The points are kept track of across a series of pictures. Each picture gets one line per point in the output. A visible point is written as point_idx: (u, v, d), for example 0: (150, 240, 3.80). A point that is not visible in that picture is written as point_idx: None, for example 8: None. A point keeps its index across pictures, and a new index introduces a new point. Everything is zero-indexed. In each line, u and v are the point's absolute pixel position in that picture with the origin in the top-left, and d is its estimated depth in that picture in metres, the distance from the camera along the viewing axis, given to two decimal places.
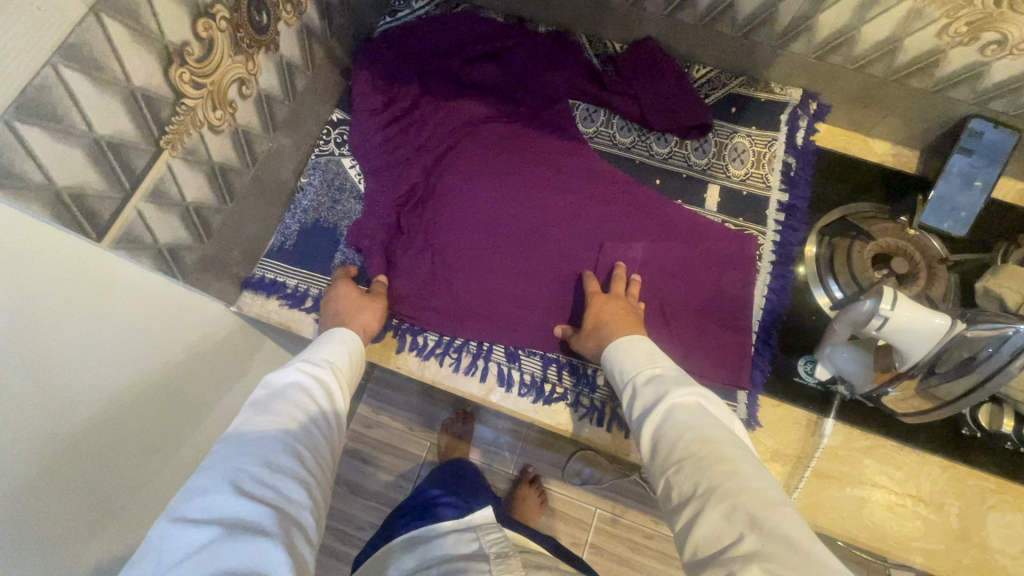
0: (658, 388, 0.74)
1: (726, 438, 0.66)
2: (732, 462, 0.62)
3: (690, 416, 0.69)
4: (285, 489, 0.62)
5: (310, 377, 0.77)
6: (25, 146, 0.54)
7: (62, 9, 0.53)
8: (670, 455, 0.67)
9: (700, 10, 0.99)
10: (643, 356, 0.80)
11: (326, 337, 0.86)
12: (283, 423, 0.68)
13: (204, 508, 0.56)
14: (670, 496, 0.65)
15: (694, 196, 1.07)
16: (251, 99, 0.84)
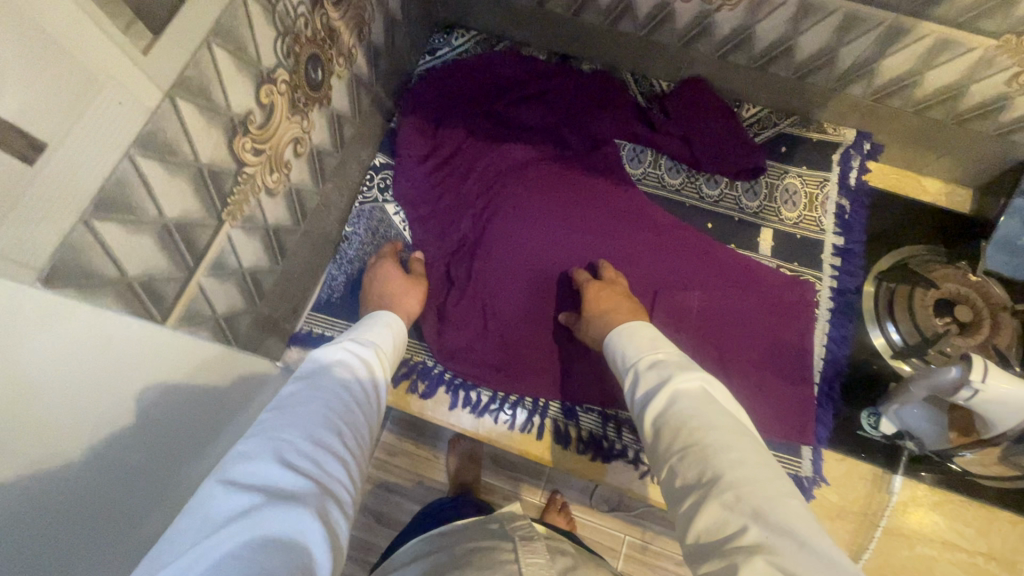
0: (660, 372, 0.70)
1: (730, 426, 0.60)
2: (738, 449, 0.57)
3: (695, 401, 0.64)
4: (331, 464, 0.56)
5: (355, 357, 0.72)
6: (101, 243, 0.51)
7: (142, 100, 0.50)
8: (673, 442, 0.62)
9: (756, 52, 0.97)
10: (646, 341, 0.76)
11: (370, 319, 0.83)
12: (332, 395, 0.64)
13: (251, 471, 0.51)
14: (674, 483, 0.59)
15: (747, 241, 1.05)
16: (305, 157, 0.81)
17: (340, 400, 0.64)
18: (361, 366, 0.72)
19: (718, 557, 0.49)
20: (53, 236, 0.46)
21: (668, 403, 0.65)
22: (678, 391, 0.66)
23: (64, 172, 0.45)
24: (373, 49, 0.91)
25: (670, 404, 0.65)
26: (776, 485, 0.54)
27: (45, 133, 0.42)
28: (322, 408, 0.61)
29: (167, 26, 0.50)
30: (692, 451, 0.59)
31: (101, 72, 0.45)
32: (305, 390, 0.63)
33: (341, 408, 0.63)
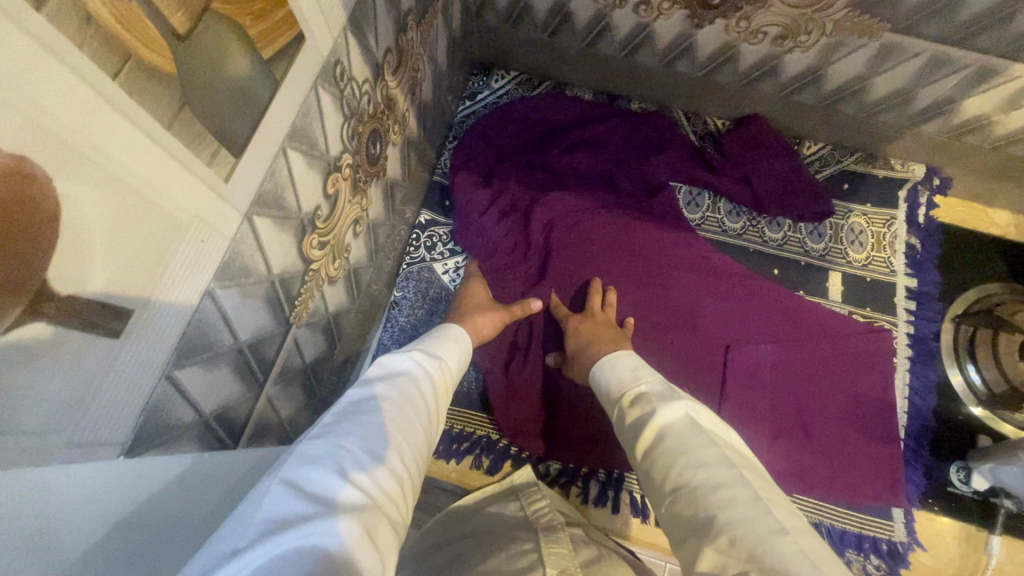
0: (642, 407, 0.63)
1: (715, 457, 0.52)
2: (726, 484, 0.49)
3: (677, 434, 0.57)
4: (386, 480, 0.47)
5: (421, 369, 0.65)
6: (182, 391, 0.45)
7: (224, 229, 0.44)
8: (662, 482, 0.55)
9: (825, 91, 0.92)
10: (627, 372, 0.70)
11: (439, 331, 0.76)
12: (398, 402, 0.56)
13: (306, 473, 0.43)
14: (672, 526, 0.51)
15: (816, 287, 1.00)
16: (362, 234, 0.75)
17: (404, 410, 0.56)
18: (427, 376, 0.64)
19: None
20: (137, 403, 0.40)
21: (654, 440, 0.58)
22: (662, 426, 0.59)
23: (151, 336, 0.39)
24: (423, 107, 0.85)
25: (655, 441, 0.58)
26: (767, 520, 0.45)
27: (130, 300, 0.36)
28: (384, 413, 0.53)
29: (250, 143, 0.44)
30: (682, 493, 0.52)
31: (187, 214, 0.39)
32: (372, 394, 0.56)
33: (405, 422, 0.54)
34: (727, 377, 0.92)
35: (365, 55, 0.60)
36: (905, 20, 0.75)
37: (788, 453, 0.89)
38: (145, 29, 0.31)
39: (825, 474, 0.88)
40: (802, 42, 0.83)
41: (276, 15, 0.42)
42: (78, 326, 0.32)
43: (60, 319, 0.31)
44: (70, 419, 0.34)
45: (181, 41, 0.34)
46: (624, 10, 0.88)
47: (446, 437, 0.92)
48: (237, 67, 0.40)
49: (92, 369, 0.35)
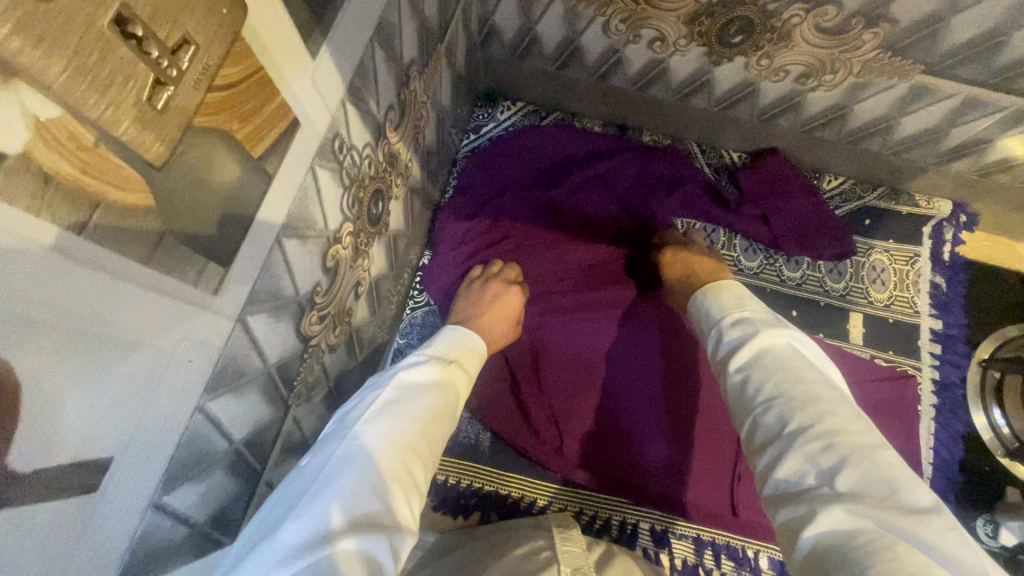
0: (747, 327, 0.58)
1: (818, 379, 0.50)
2: (827, 399, 0.47)
3: (783, 356, 0.53)
4: (409, 493, 0.48)
5: (450, 371, 0.63)
6: (171, 513, 0.42)
7: (214, 341, 0.40)
8: (755, 394, 0.51)
9: (848, 128, 0.88)
10: (731, 301, 0.63)
11: (458, 329, 0.72)
12: (423, 408, 0.55)
13: (340, 486, 0.44)
14: (753, 435, 0.49)
15: (836, 329, 0.96)
16: (364, 294, 0.72)
17: (430, 417, 0.55)
18: (452, 375, 0.63)
19: (795, 507, 0.42)
20: (121, 542, 0.37)
21: (753, 358, 0.54)
22: (767, 347, 0.54)
23: (126, 471, 0.35)
24: (426, 151, 0.81)
25: (756, 358, 0.54)
26: (863, 434, 0.44)
27: (106, 446, 0.33)
28: (413, 421, 0.53)
29: (241, 247, 0.40)
30: (779, 400, 0.49)
31: (172, 339, 0.35)
32: (404, 397, 0.55)
33: (432, 431, 0.54)
34: None
35: (366, 119, 0.56)
36: (941, 62, 0.70)
37: None
38: (114, 168, 0.27)
39: None
40: (826, 80, 0.79)
41: (267, 110, 0.38)
42: (47, 496, 0.29)
43: (24, 498, 0.27)
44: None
45: (159, 168, 0.29)
46: (637, 45, 0.83)
47: (452, 492, 0.88)
48: (225, 174, 0.36)
49: (50, 528, 0.30)
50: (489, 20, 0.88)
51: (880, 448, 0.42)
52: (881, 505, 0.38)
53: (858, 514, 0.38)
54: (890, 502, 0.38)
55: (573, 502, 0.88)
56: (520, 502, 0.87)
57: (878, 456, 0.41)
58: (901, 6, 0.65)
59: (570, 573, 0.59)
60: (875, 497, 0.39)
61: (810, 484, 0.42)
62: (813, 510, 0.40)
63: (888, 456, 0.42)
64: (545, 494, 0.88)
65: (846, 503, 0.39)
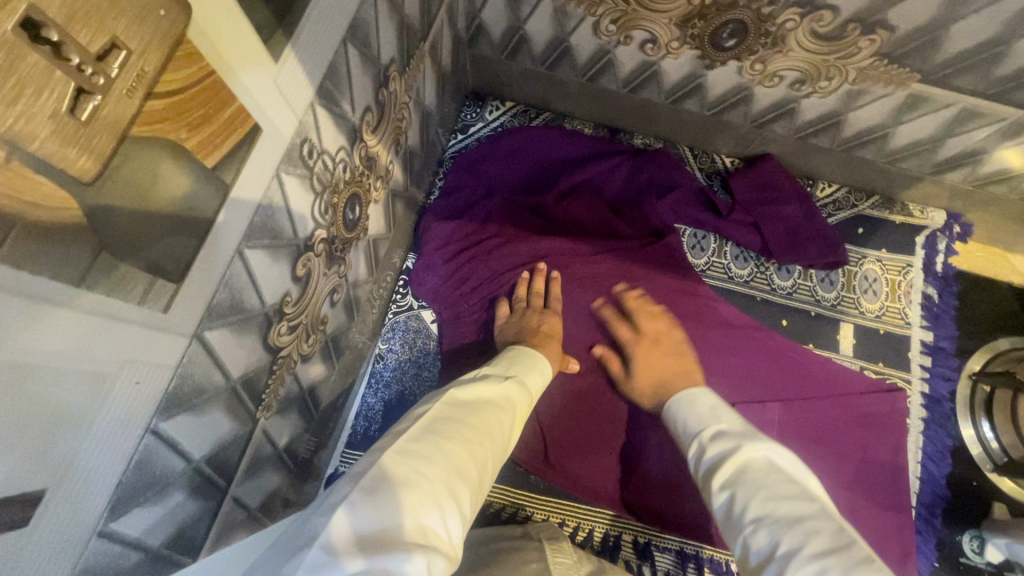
0: (725, 443, 0.58)
1: (798, 493, 0.49)
2: (811, 516, 0.46)
3: (761, 472, 0.52)
4: (453, 522, 0.41)
5: (506, 391, 0.59)
6: (121, 539, 0.40)
7: (166, 360, 0.38)
8: (740, 513, 0.50)
9: (842, 136, 0.86)
10: (707, 411, 0.64)
11: (520, 352, 0.72)
12: (471, 422, 0.50)
13: (375, 496, 0.38)
14: (746, 561, 0.48)
15: (826, 339, 0.95)
16: (340, 301, 0.70)
17: (481, 439, 0.49)
18: (510, 398, 0.58)
19: None
20: (60, 575, 0.34)
21: (733, 477, 0.54)
22: (743, 463, 0.54)
23: (66, 499, 0.33)
24: (409, 152, 0.79)
25: (735, 477, 0.53)
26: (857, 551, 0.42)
27: (39, 478, 0.30)
28: (460, 441, 0.47)
29: (194, 262, 0.37)
30: (765, 523, 0.48)
31: (116, 362, 0.33)
32: (453, 416, 0.50)
33: (483, 456, 0.48)
34: None
35: (339, 123, 0.53)
36: (938, 71, 0.68)
37: None
38: (33, 185, 0.24)
39: None
40: (821, 87, 0.77)
41: (223, 115, 0.36)
42: None
43: None
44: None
45: (90, 183, 0.27)
46: (628, 47, 0.81)
47: None
48: (172, 187, 0.33)
49: None
50: (477, 18, 0.85)
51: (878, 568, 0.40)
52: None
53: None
54: None
55: (556, 513, 0.86)
56: (501, 512, 0.86)
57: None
58: (899, 13, 0.63)
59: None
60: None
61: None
62: None
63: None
64: (524, 505, 0.87)
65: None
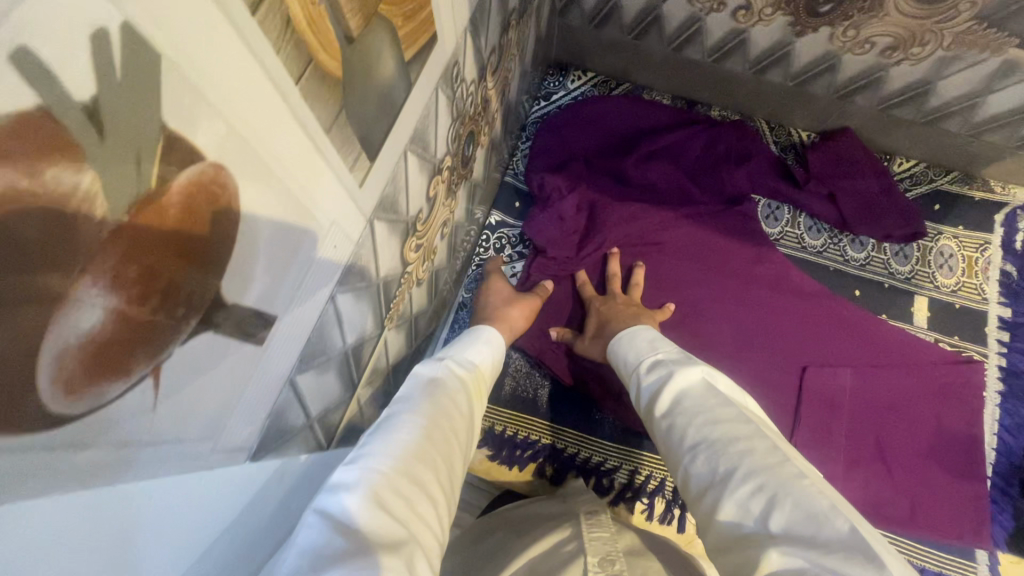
0: (661, 372, 0.63)
1: (734, 415, 0.53)
2: (744, 436, 0.50)
3: (698, 397, 0.56)
4: (426, 509, 0.45)
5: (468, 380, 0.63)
6: (299, 397, 0.44)
7: (352, 234, 0.43)
8: (681, 441, 0.54)
9: (927, 107, 0.87)
10: (645, 345, 0.70)
11: (477, 335, 0.73)
12: (444, 417, 0.54)
13: (341, 501, 0.42)
14: (688, 485, 0.51)
15: (900, 311, 0.95)
16: (446, 236, 0.75)
17: (443, 422, 0.53)
18: (460, 381, 0.61)
19: (738, 554, 0.43)
20: (264, 408, 0.39)
21: (672, 403, 0.58)
22: (679, 389, 0.59)
23: (284, 334, 0.38)
24: (507, 106, 0.84)
25: (675, 402, 0.58)
26: (787, 465, 0.46)
27: (274, 307, 0.35)
28: (421, 427, 0.51)
29: (382, 147, 0.42)
30: (702, 448, 0.51)
31: (329, 220, 0.38)
32: (405, 406, 0.53)
33: (453, 455, 0.52)
34: (802, 399, 0.89)
35: (476, 56, 0.58)
36: None
37: (867, 483, 0.85)
38: (323, 30, 0.30)
39: (905, 507, 0.84)
40: (913, 54, 0.79)
41: (421, 16, 0.41)
42: (233, 336, 0.32)
43: (223, 327, 0.30)
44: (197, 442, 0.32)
45: (350, 43, 0.33)
46: (720, 14, 0.85)
47: (510, 443, 0.91)
48: (385, 70, 0.38)
49: (233, 363, 0.33)
50: None
51: (802, 479, 0.45)
52: (810, 545, 0.40)
53: (790, 556, 0.40)
54: (814, 541, 0.40)
55: (628, 461, 0.89)
56: (576, 457, 0.90)
57: (801, 491, 0.43)
58: None
59: (596, 563, 0.57)
60: (804, 538, 0.40)
61: (749, 530, 0.44)
62: (758, 557, 0.41)
63: (810, 488, 0.44)
64: (598, 449, 0.90)
65: (780, 545, 0.41)
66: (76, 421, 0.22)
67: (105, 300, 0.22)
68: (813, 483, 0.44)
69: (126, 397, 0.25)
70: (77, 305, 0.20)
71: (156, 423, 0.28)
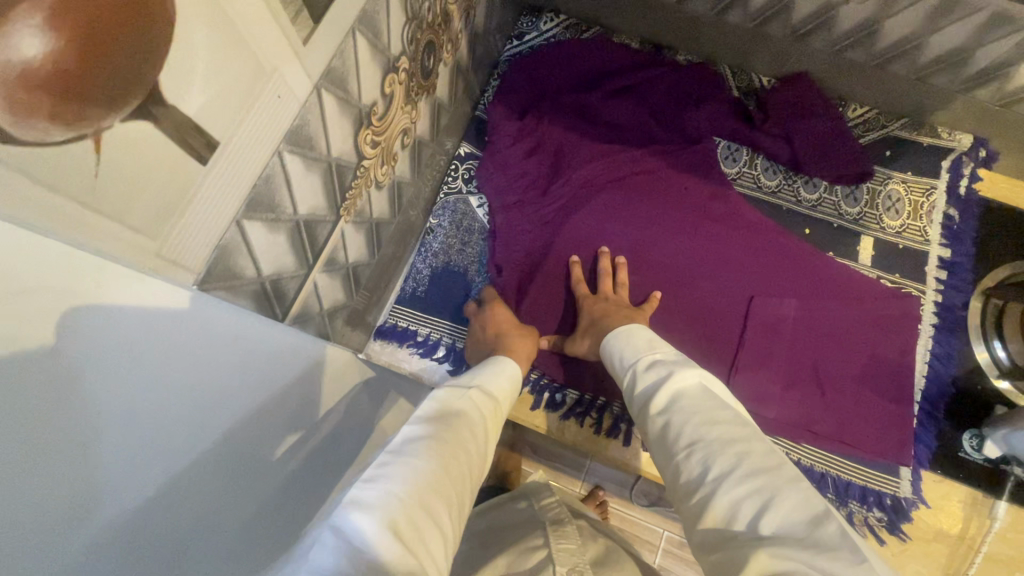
0: (659, 372, 0.67)
1: (730, 418, 0.57)
2: (740, 439, 0.54)
3: (695, 398, 0.61)
4: (436, 542, 0.46)
5: (487, 409, 0.64)
6: (247, 243, 0.49)
7: (298, 92, 0.47)
8: (675, 439, 0.58)
9: (877, 49, 0.92)
10: (643, 343, 0.74)
11: (496, 364, 0.74)
12: (461, 448, 0.55)
13: (360, 527, 0.43)
14: (678, 481, 0.56)
15: (847, 249, 1.00)
16: (408, 148, 0.79)
17: (464, 457, 0.54)
18: (480, 414, 0.62)
19: (726, 550, 0.47)
20: (211, 236, 0.44)
21: (669, 402, 0.62)
22: (676, 390, 0.63)
23: (229, 164, 0.42)
24: (473, 32, 0.88)
25: (671, 402, 0.62)
26: (781, 469, 0.51)
27: (215, 132, 0.40)
28: (442, 461, 0.51)
29: (326, 11, 0.47)
30: (698, 447, 0.55)
31: (270, 64, 0.42)
32: (430, 436, 0.54)
33: (464, 489, 0.53)
34: (747, 326, 0.94)
35: None
36: None
37: (801, 403, 0.90)
38: None
39: (835, 426, 0.89)
40: None
41: None
42: (172, 138, 0.36)
43: (163, 124, 0.35)
44: (156, 412, 0.38)
45: None
46: None
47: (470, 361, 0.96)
48: None
49: (172, 169, 0.37)
50: None
51: (796, 484, 0.49)
52: (800, 545, 0.44)
53: (778, 557, 0.43)
54: (804, 543, 0.44)
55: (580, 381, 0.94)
56: (532, 376, 0.95)
57: (795, 495, 0.48)
58: None
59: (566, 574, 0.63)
60: (794, 538, 0.44)
61: (737, 530, 0.48)
62: (745, 553, 0.45)
63: (798, 492, 0.48)
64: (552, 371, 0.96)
65: (770, 547, 0.44)
66: (17, 144, 0.27)
67: (43, 38, 0.26)
68: (806, 489, 0.49)
69: (69, 145, 0.29)
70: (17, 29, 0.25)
71: (96, 189, 0.32)
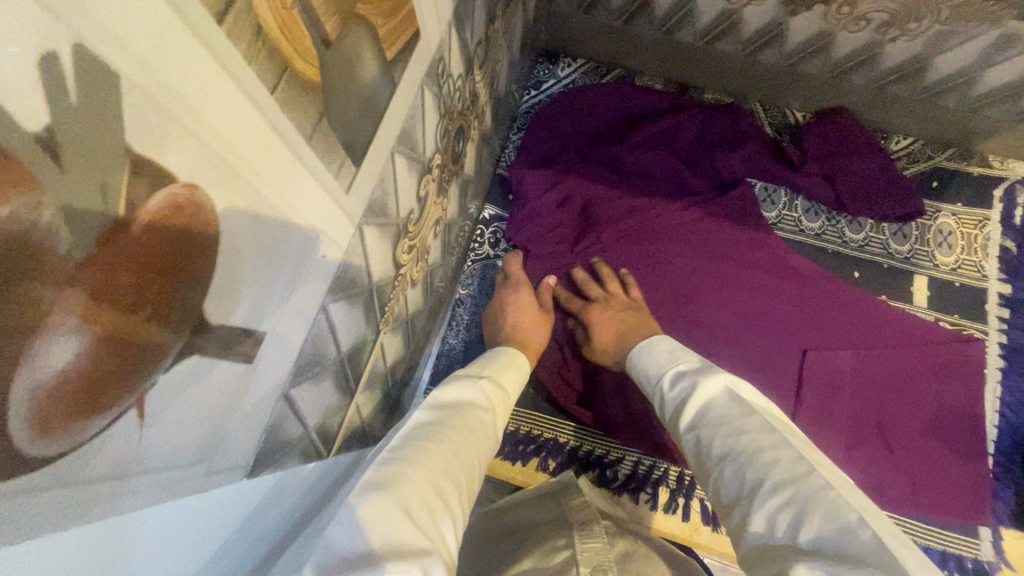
0: (684, 385, 0.61)
1: (760, 425, 0.50)
2: (769, 447, 0.47)
3: (722, 408, 0.54)
4: (445, 520, 0.42)
5: (496, 402, 0.62)
6: (294, 408, 0.44)
7: (342, 241, 0.42)
8: (709, 452, 0.52)
9: (923, 83, 0.87)
10: (665, 355, 0.68)
11: (502, 355, 0.72)
12: (466, 430, 0.52)
13: (367, 496, 0.39)
14: (720, 498, 0.48)
15: (901, 291, 0.95)
16: (439, 233, 0.74)
17: (471, 441, 0.52)
18: (489, 408, 0.60)
19: (767, 565, 0.39)
20: (260, 424, 0.39)
21: (699, 417, 0.55)
22: (703, 402, 0.56)
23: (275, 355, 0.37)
24: (496, 97, 0.83)
25: (700, 415, 0.55)
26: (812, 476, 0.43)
27: (261, 323, 0.34)
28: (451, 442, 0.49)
29: (369, 151, 0.42)
30: (731, 460, 0.49)
31: (317, 229, 0.37)
32: (438, 420, 0.52)
33: (471, 465, 0.50)
34: (802, 381, 0.88)
35: (462, 47, 0.57)
36: None
37: (869, 464, 0.85)
38: (299, 35, 0.29)
39: (907, 487, 0.84)
40: (909, 30, 0.77)
41: (399, 15, 0.40)
42: (220, 357, 0.31)
43: (209, 348, 0.29)
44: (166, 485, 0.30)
45: (329, 46, 0.32)
46: None
47: (512, 439, 0.91)
48: (366, 70, 0.38)
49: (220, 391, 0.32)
50: None
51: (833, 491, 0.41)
52: (838, 560, 0.36)
53: None
54: (845, 556, 0.36)
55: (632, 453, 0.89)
56: (578, 450, 0.90)
57: (830, 501, 0.40)
58: None
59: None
60: (833, 553, 0.37)
61: (779, 540, 0.40)
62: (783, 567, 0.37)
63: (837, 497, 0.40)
64: (600, 442, 0.90)
65: (808, 561, 0.37)
66: (55, 461, 0.21)
67: (77, 335, 0.21)
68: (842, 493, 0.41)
69: (109, 428, 0.24)
70: (45, 345, 0.20)
71: (146, 452, 0.27)
